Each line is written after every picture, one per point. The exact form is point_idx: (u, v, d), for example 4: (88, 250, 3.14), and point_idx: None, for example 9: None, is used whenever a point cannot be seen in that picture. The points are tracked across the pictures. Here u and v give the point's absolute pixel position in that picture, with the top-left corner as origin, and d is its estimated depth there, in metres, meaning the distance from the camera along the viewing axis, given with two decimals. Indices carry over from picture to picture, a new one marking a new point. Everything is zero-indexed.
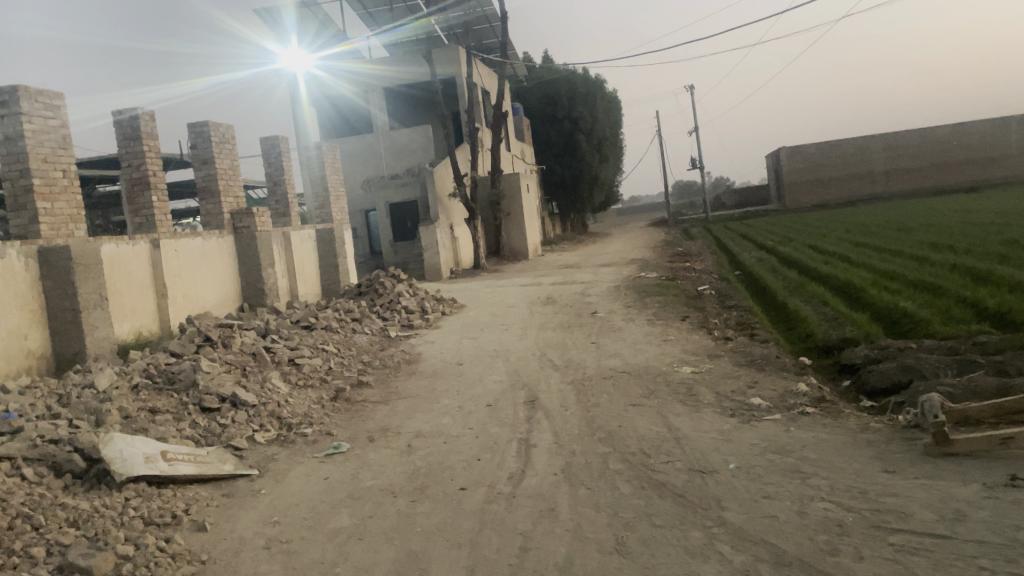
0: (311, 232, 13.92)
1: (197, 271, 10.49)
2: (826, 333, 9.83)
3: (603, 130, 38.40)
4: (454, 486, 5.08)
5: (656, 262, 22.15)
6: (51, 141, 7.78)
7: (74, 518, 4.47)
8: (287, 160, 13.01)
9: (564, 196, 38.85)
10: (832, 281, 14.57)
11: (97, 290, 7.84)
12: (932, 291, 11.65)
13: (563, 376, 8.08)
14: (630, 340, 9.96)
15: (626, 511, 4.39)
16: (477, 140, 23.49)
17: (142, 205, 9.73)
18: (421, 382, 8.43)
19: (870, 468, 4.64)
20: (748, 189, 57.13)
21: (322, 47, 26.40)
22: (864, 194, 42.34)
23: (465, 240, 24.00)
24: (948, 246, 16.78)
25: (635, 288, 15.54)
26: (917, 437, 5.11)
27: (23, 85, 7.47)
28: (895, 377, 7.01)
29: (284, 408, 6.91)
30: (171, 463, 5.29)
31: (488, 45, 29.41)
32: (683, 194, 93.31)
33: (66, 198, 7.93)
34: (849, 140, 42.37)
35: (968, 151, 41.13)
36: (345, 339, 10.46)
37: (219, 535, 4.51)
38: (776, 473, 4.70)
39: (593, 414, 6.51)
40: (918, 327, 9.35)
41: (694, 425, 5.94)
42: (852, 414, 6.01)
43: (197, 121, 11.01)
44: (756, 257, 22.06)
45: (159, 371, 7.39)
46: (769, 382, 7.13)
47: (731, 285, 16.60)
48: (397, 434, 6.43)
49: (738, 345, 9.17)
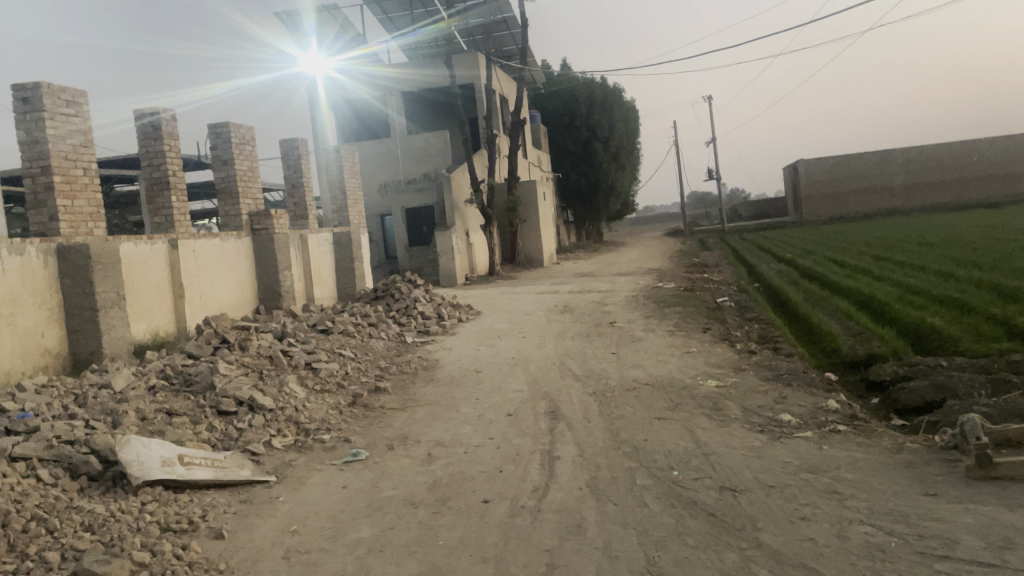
0: (328, 236, 13.85)
1: (214, 272, 10.42)
2: (852, 349, 9.64)
3: (620, 139, 38.28)
4: (476, 498, 4.94)
5: (674, 273, 21.96)
6: (73, 139, 7.73)
7: (90, 522, 4.36)
8: (306, 163, 12.94)
9: (580, 204, 38.70)
10: (855, 296, 14.36)
11: (115, 289, 7.77)
12: (959, 308, 11.44)
13: (585, 387, 7.92)
14: (651, 351, 9.80)
15: (656, 529, 4.24)
16: (495, 146, 23.41)
17: (161, 205, 9.66)
18: (440, 389, 8.31)
19: (910, 491, 4.47)
20: (764, 201, 56.79)
21: (341, 50, 26.32)
22: (883, 208, 41.97)
23: (481, 247, 23.92)
24: (973, 262, 16.52)
25: (654, 298, 15.37)
26: (957, 459, 4.94)
27: (46, 82, 7.42)
28: (927, 395, 6.83)
29: (301, 414, 6.80)
30: (188, 467, 5.18)
31: (508, 52, 29.39)
32: (699, 205, 92.86)
33: (86, 196, 7.87)
34: (868, 153, 42.05)
35: (988, 167, 40.82)
36: (362, 343, 10.35)
37: (237, 544, 4.39)
38: (812, 494, 4.54)
39: (617, 426, 6.37)
40: (947, 344, 9.14)
41: (722, 440, 5.78)
42: (886, 433, 5.84)
43: (218, 121, 10.97)
44: (775, 269, 21.78)
45: (176, 372, 7.30)
46: (797, 398, 6.94)
47: (750, 297, 16.39)
48: (417, 442, 6.31)
49: (762, 359, 9.01)
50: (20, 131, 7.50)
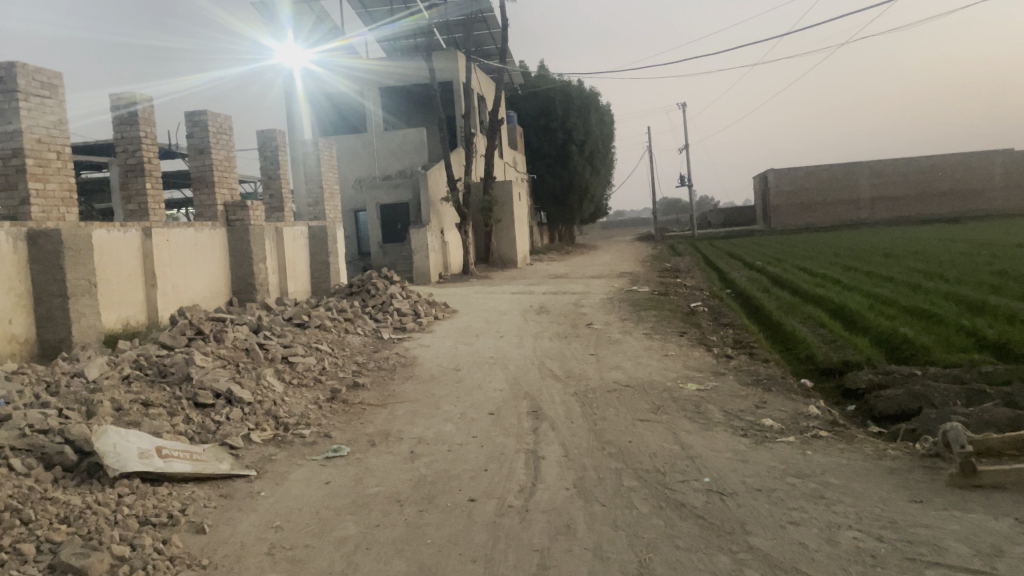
0: (303, 229, 13.67)
1: (188, 262, 10.24)
2: (827, 356, 9.74)
3: (596, 143, 38.37)
4: (462, 496, 4.88)
5: (647, 277, 22.05)
6: (48, 122, 7.55)
7: (65, 514, 4.25)
8: (283, 154, 12.77)
9: (554, 206, 38.72)
10: (827, 304, 14.54)
11: (86, 277, 7.58)
12: (929, 318, 11.63)
13: (565, 387, 7.89)
14: (629, 353, 9.81)
15: (646, 532, 4.22)
16: (473, 144, 23.32)
17: (135, 192, 9.45)
18: (419, 387, 8.23)
19: (896, 498, 4.51)
20: (733, 209, 57.27)
21: (318, 42, 25.69)
22: (850, 220, 42.59)
23: (455, 245, 23.83)
24: (940, 274, 16.82)
25: (629, 301, 15.41)
26: (939, 466, 5.01)
27: (21, 62, 7.22)
28: (903, 404, 6.90)
29: (280, 408, 6.70)
30: (166, 460, 5.06)
31: (487, 51, 29.36)
32: (669, 212, 93.34)
33: (59, 180, 7.67)
34: (838, 165, 42.63)
35: (952, 182, 41.75)
36: (339, 338, 10.24)
37: (220, 538, 4.29)
38: (800, 498, 4.57)
39: (601, 427, 6.35)
40: (919, 354, 9.26)
41: (706, 443, 5.79)
42: (866, 439, 5.90)
43: (195, 109, 10.82)
44: (747, 276, 22.01)
45: (150, 363, 7.16)
46: (778, 403, 6.98)
47: (723, 303, 16.51)
48: (398, 439, 6.24)
49: (740, 364, 9.05)
50: None
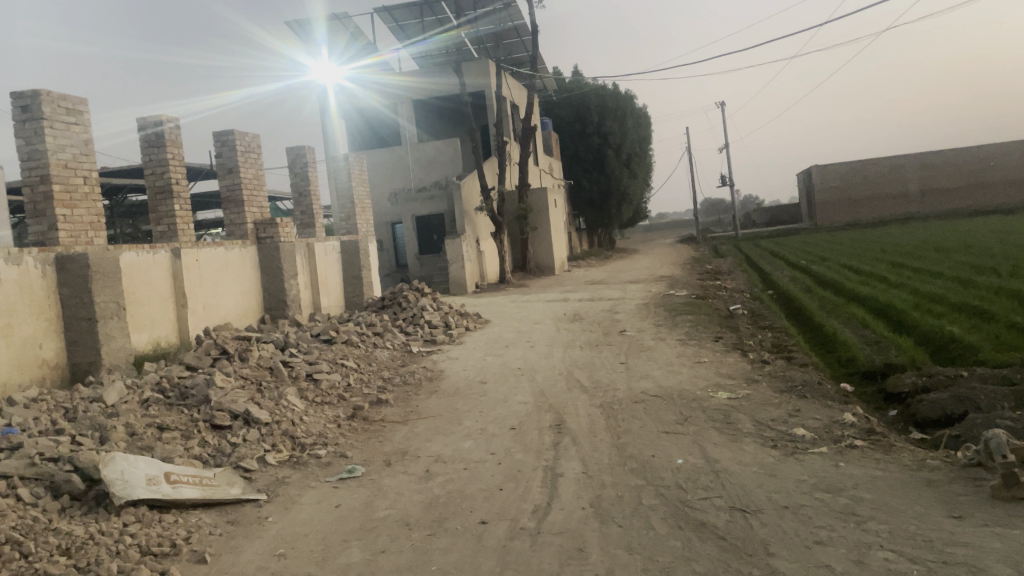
0: (335, 244, 13.63)
1: (218, 281, 10.25)
2: (868, 358, 9.34)
3: (632, 146, 37.99)
4: (474, 518, 4.71)
5: (687, 280, 21.65)
6: (73, 148, 7.58)
7: (67, 546, 4.18)
8: (312, 171, 12.75)
9: (592, 212, 38.49)
10: (872, 303, 14.08)
11: (114, 299, 7.60)
12: (979, 315, 11.12)
13: (591, 399, 7.68)
14: (661, 361, 9.57)
15: (662, 555, 3.99)
16: (505, 152, 23.14)
17: (165, 213, 9.49)
18: (443, 401, 8.08)
19: (933, 513, 4.20)
20: (778, 207, 56.13)
21: (351, 58, 26.15)
22: (899, 214, 41.43)
23: (491, 254, 23.68)
24: (992, 268, 16.16)
25: (666, 306, 15.11)
26: (982, 477, 4.68)
27: (46, 89, 7.28)
28: (947, 408, 6.54)
29: (299, 428, 6.59)
30: (174, 486, 4.96)
31: (518, 59, 29.23)
32: (712, 212, 92.32)
33: (86, 205, 7.70)
34: (884, 159, 41.56)
35: (1004, 172, 40.36)
36: (366, 353, 10.13)
37: (219, 568, 4.18)
38: (829, 516, 4.29)
39: (624, 441, 6.11)
40: (968, 353, 8.82)
41: (733, 456, 5.53)
42: (906, 448, 5.58)
43: (223, 129, 10.84)
44: (790, 276, 21.48)
45: (172, 385, 7.13)
46: (812, 411, 6.68)
47: (764, 305, 16.14)
48: (416, 457, 6.09)
49: (776, 369, 8.71)
50: (19, 139, 7.34)
